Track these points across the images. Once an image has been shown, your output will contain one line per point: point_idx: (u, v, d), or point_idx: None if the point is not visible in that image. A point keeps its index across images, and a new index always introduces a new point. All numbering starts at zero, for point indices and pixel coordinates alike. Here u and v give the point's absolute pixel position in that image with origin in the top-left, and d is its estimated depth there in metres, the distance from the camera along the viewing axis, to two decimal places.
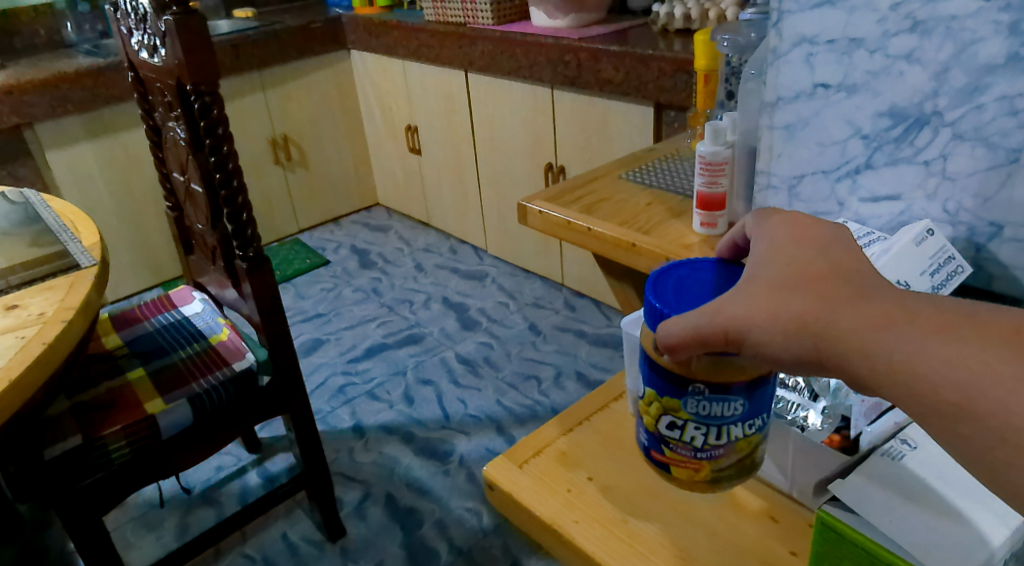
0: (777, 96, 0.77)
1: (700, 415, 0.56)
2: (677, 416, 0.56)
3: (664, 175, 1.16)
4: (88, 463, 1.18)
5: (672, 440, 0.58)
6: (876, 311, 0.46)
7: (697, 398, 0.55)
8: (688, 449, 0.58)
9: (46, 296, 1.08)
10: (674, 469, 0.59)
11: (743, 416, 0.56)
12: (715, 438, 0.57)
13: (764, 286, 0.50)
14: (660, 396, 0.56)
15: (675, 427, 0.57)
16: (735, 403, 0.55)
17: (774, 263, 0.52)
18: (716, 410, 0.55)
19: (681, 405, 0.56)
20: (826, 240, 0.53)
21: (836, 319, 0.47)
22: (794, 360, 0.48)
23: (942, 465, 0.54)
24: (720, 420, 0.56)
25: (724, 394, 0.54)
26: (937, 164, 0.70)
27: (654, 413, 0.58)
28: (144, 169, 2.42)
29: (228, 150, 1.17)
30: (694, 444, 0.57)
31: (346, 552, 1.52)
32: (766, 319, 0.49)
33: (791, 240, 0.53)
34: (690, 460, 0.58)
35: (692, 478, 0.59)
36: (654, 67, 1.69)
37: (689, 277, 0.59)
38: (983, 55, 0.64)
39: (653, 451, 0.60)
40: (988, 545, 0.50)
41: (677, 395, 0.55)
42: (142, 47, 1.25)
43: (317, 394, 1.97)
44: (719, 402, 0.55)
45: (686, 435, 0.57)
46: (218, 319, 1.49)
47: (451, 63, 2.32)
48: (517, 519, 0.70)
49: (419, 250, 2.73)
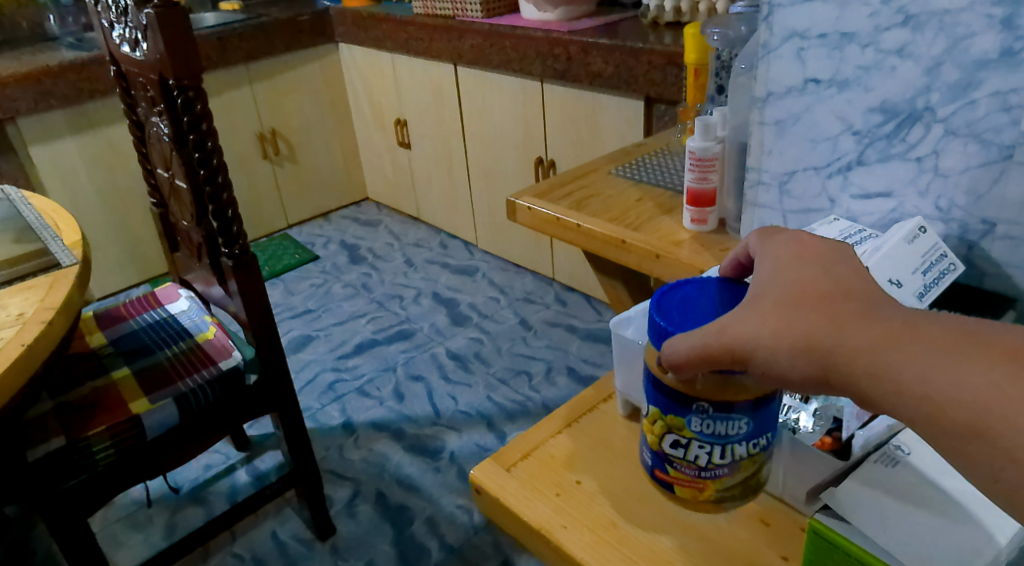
0: (768, 92, 0.76)
1: (704, 434, 0.55)
2: (681, 435, 0.56)
3: (655, 170, 1.15)
4: (72, 464, 1.16)
5: (676, 458, 0.57)
6: (881, 328, 0.45)
7: (701, 416, 0.54)
8: (691, 468, 0.57)
9: (26, 296, 1.06)
10: (678, 488, 0.58)
11: (747, 435, 0.55)
12: (718, 457, 0.56)
13: (770, 303, 0.49)
14: (664, 414, 0.56)
15: (678, 446, 0.56)
16: (739, 422, 0.54)
17: (779, 280, 0.51)
18: (720, 428, 0.54)
19: (685, 422, 0.55)
20: (830, 258, 0.52)
21: (843, 335, 0.46)
22: (803, 380, 0.47)
23: (940, 470, 0.53)
24: (725, 438, 0.54)
25: (728, 413, 0.53)
26: (930, 161, 0.69)
27: (658, 431, 0.57)
28: (129, 163, 2.39)
29: (212, 146, 1.15)
30: (698, 462, 0.56)
31: (336, 551, 1.50)
32: (772, 337, 0.48)
33: (794, 257, 0.52)
34: (694, 479, 0.57)
35: (697, 497, 0.58)
36: (645, 61, 1.68)
37: (694, 294, 0.58)
38: (976, 50, 0.62)
39: (657, 470, 0.59)
40: (984, 552, 0.49)
41: (681, 413, 0.55)
42: (124, 41, 1.23)
43: (306, 391, 1.96)
44: (723, 421, 0.54)
45: (690, 454, 0.56)
46: (205, 317, 1.47)
47: (440, 56, 2.30)
48: (506, 523, 0.69)
49: (409, 245, 2.71)
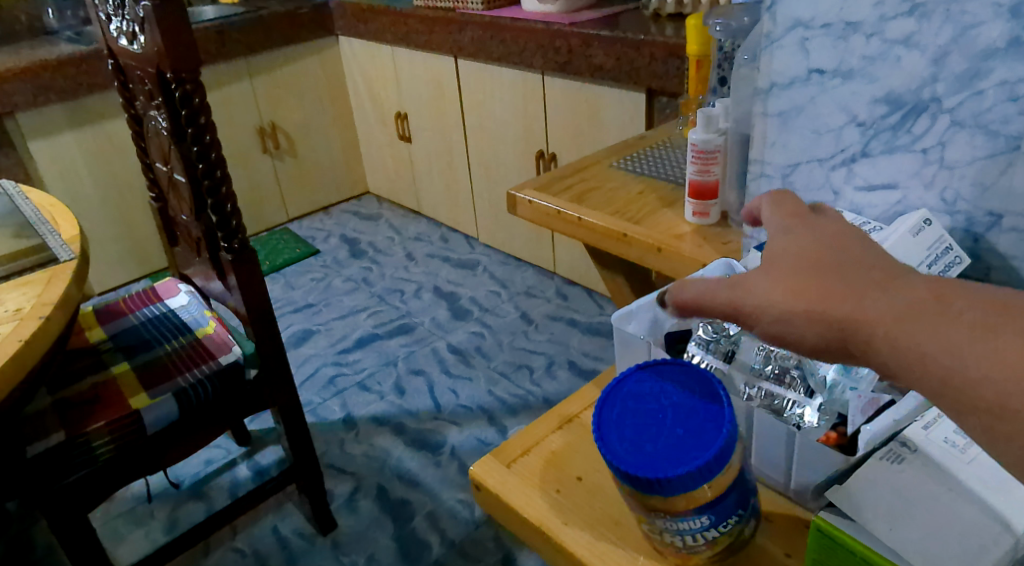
0: (771, 83, 0.75)
1: (672, 527, 0.56)
2: (650, 525, 0.57)
3: (655, 163, 1.14)
4: (72, 460, 1.16)
5: (654, 540, 0.58)
6: (897, 301, 0.45)
7: (663, 517, 0.56)
8: (671, 547, 0.58)
9: (23, 292, 1.06)
10: (667, 557, 0.60)
11: (713, 521, 0.56)
12: (692, 540, 0.57)
13: (785, 268, 0.49)
14: (631, 511, 0.57)
15: (653, 533, 0.58)
16: (700, 516, 0.55)
17: (792, 248, 0.51)
18: (684, 523, 0.55)
19: (650, 519, 0.57)
20: (845, 231, 0.51)
21: (864, 305, 0.45)
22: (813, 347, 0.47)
23: (946, 467, 0.52)
24: (690, 529, 0.56)
25: (687, 512, 0.55)
26: (935, 152, 0.68)
27: (631, 520, 0.59)
28: (128, 157, 2.38)
29: (211, 139, 1.15)
30: (676, 544, 0.57)
31: (337, 546, 1.50)
32: (787, 298, 0.48)
33: (805, 229, 0.53)
34: (676, 553, 0.58)
35: (686, 565, 0.59)
36: (646, 53, 1.67)
37: (633, 401, 0.58)
38: (983, 40, 0.61)
39: (643, 542, 0.61)
40: (993, 548, 0.48)
41: (645, 514, 0.56)
42: (121, 34, 1.22)
43: (307, 385, 1.95)
44: (684, 518, 0.55)
45: (666, 539, 0.57)
46: (204, 311, 1.46)
47: (440, 49, 2.28)
48: (507, 520, 0.69)
49: (410, 239, 2.70)
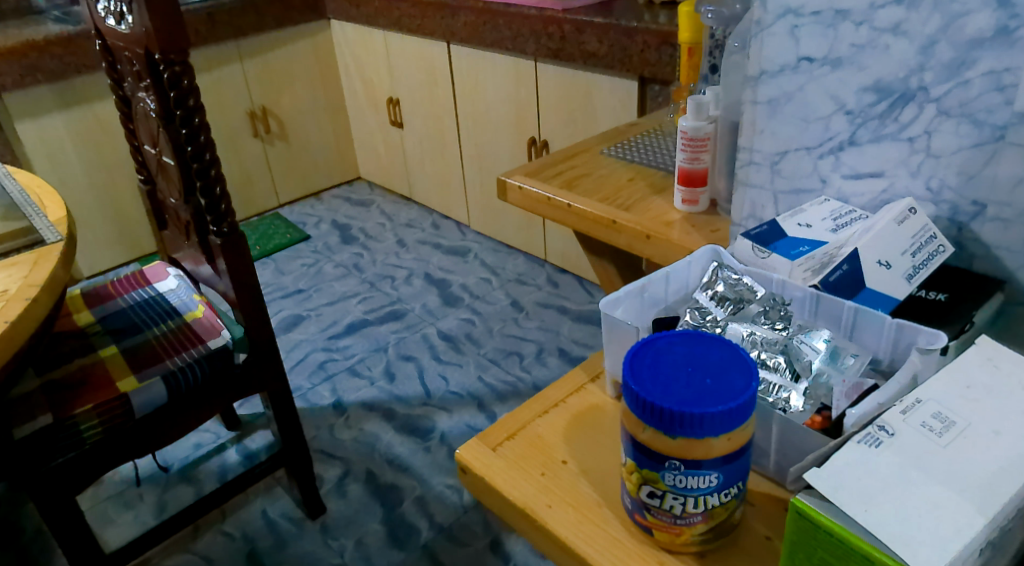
0: (761, 70, 0.75)
1: (678, 486, 0.55)
2: (655, 487, 0.56)
3: (646, 150, 1.14)
4: (59, 442, 1.15)
5: (653, 506, 0.58)
6: None
7: (674, 472, 0.55)
8: (668, 516, 0.57)
9: (9, 273, 1.05)
10: (656, 532, 0.59)
11: (718, 486, 0.55)
12: (692, 506, 0.56)
13: None
14: (639, 467, 0.56)
15: (655, 496, 0.57)
16: (709, 476, 0.55)
17: None
18: (692, 482, 0.55)
19: (659, 476, 0.56)
20: None
21: None
22: None
23: (923, 451, 0.53)
24: (696, 490, 0.55)
25: (700, 469, 0.54)
26: (922, 141, 0.68)
27: (635, 481, 0.58)
28: (116, 139, 2.36)
29: (199, 122, 1.14)
30: (673, 511, 0.57)
31: (326, 529, 1.50)
32: None
33: None
34: (670, 525, 0.58)
35: (674, 541, 0.59)
36: (640, 40, 1.66)
37: (666, 352, 0.58)
38: (970, 28, 0.62)
39: (636, 514, 0.60)
40: (966, 530, 0.49)
41: (656, 468, 0.55)
42: (109, 14, 1.20)
43: (297, 370, 1.95)
44: (694, 475, 0.54)
45: (666, 503, 0.57)
46: (194, 295, 1.46)
47: (433, 34, 2.27)
48: (492, 502, 0.69)
49: (401, 225, 2.70)
